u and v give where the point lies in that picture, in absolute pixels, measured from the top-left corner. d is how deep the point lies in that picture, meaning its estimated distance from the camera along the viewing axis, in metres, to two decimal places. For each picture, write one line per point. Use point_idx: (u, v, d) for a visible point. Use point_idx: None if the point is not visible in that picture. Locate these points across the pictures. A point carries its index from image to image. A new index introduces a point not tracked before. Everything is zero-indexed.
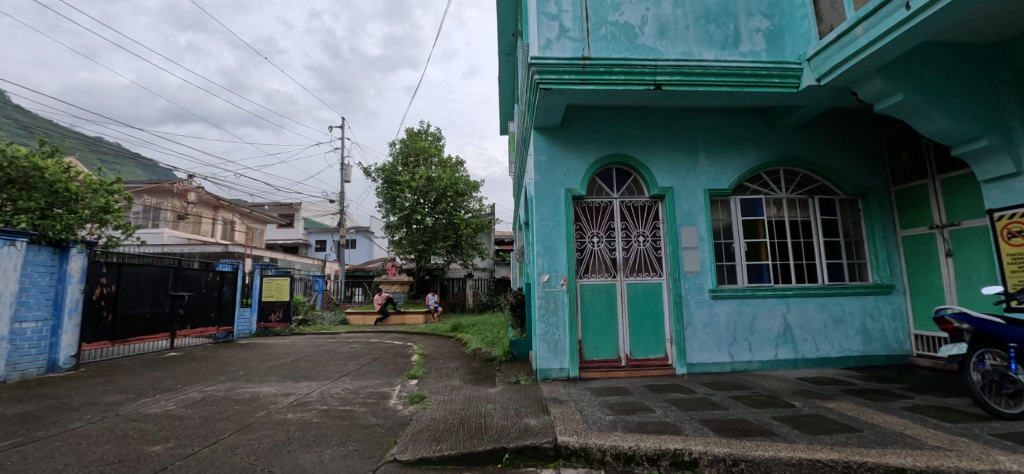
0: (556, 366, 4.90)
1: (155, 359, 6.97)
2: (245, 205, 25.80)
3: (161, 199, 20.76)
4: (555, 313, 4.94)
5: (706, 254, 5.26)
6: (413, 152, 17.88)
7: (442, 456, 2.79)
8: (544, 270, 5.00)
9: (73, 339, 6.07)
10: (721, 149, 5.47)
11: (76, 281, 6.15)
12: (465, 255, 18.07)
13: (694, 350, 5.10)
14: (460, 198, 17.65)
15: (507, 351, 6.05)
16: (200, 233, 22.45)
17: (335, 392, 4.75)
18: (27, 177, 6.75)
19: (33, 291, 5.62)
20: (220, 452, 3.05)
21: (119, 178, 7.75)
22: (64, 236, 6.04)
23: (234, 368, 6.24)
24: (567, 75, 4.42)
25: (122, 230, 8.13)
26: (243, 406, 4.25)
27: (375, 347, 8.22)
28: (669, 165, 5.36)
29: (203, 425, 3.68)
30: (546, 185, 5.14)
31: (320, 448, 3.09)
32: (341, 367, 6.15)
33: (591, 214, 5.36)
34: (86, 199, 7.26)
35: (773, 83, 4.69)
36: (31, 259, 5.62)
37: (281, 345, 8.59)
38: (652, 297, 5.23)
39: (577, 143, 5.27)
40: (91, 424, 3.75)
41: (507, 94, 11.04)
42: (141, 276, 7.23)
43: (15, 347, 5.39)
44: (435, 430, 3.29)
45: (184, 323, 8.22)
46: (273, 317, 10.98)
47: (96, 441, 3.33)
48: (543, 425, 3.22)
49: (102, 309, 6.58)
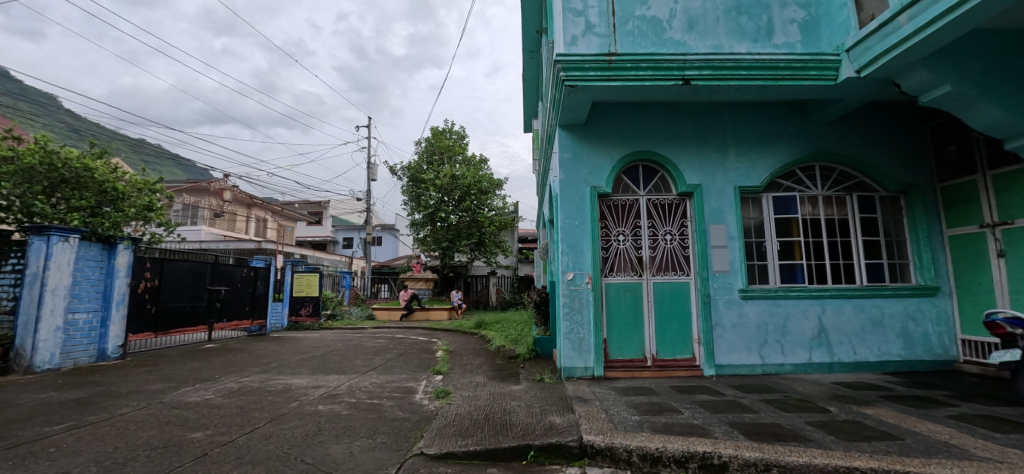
0: (580, 364, 4.86)
1: (193, 350, 7.32)
2: (276, 203, 26.70)
3: (199, 198, 21.74)
4: (580, 311, 4.91)
5: (736, 253, 5.11)
6: (437, 150, 18.10)
7: (467, 451, 2.82)
8: (569, 268, 4.98)
9: (120, 330, 6.43)
10: (752, 145, 5.31)
11: (123, 276, 6.49)
12: (489, 253, 18.18)
13: (723, 351, 4.97)
14: (483, 196, 17.74)
15: (531, 349, 6.06)
16: (235, 230, 23.43)
17: (363, 385, 4.86)
18: (79, 177, 7.30)
19: (85, 284, 5.97)
20: (256, 441, 3.19)
21: (161, 177, 8.28)
22: (112, 233, 6.36)
23: (267, 360, 6.48)
24: (593, 72, 4.37)
25: (164, 227, 8.63)
26: (277, 397, 4.41)
27: (400, 342, 8.37)
28: (697, 162, 5.24)
29: (239, 415, 3.84)
30: (570, 182, 5.11)
31: (350, 440, 3.18)
32: (368, 361, 6.29)
33: (617, 212, 5.28)
34: (132, 197, 7.82)
35: (808, 75, 4.50)
36: (82, 254, 5.96)
37: (311, 339, 8.87)
38: (679, 297, 5.13)
39: (602, 140, 5.21)
40: (137, 411, 3.98)
41: (530, 92, 11.07)
42: (180, 270, 7.58)
43: (68, 337, 5.76)
44: (461, 425, 3.33)
45: (220, 316, 8.60)
46: (304, 311, 11.33)
47: (142, 426, 3.52)
48: (568, 424, 3.21)
49: (146, 302, 6.94)
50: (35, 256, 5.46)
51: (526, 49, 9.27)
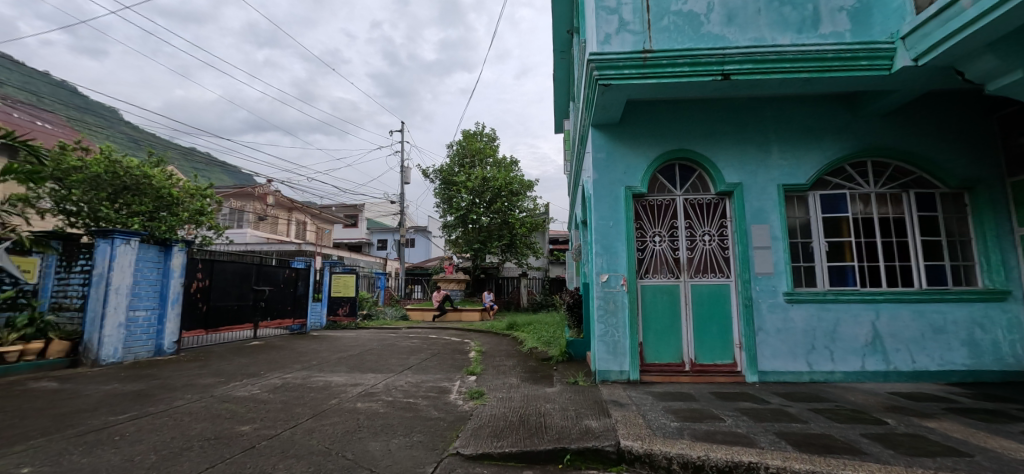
0: (615, 368, 4.77)
1: (240, 347, 7.70)
2: (315, 207, 27.77)
3: (244, 202, 22.93)
4: (614, 314, 4.82)
5: (780, 254, 4.88)
6: (469, 153, 18.28)
7: (502, 452, 2.81)
8: (603, 269, 4.90)
9: (175, 327, 6.84)
10: (797, 141, 5.06)
11: (177, 276, 6.90)
12: (520, 254, 18.27)
13: (766, 357, 4.75)
14: (514, 198, 17.79)
15: (564, 351, 6.00)
16: (277, 233, 24.55)
17: (399, 384, 4.96)
18: (139, 184, 8.19)
19: (144, 283, 6.39)
20: (299, 435, 3.30)
21: (211, 183, 9.10)
22: (168, 236, 6.77)
23: (308, 358, 6.73)
24: (628, 70, 4.29)
25: (214, 231, 9.30)
26: (317, 393, 4.56)
27: (434, 343, 8.49)
28: (738, 160, 5.04)
29: (283, 410, 4.00)
30: (604, 183, 5.04)
31: (387, 437, 3.24)
32: (403, 361, 6.42)
33: (652, 213, 5.16)
34: (185, 202, 8.68)
35: (859, 66, 4.24)
36: (142, 256, 6.38)
37: (349, 338, 9.14)
38: (718, 299, 4.95)
39: (637, 139, 5.10)
40: (191, 403, 4.22)
41: (561, 92, 11.03)
42: (229, 271, 8.00)
43: (129, 332, 6.18)
44: (496, 426, 3.33)
45: (265, 314, 9.03)
46: (341, 311, 11.70)
47: (195, 418, 3.73)
48: (604, 428, 3.15)
49: (198, 301, 7.37)
50: (101, 258, 5.90)
51: (556, 50, 9.23)
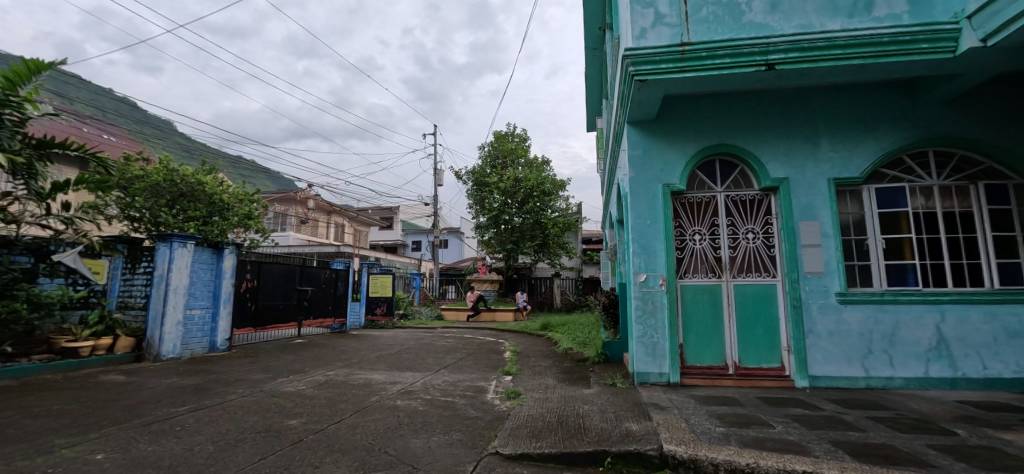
0: (655, 370, 4.65)
1: (286, 344, 8.06)
2: (352, 210, 28.73)
3: (287, 207, 24.03)
4: (653, 315, 4.71)
5: (832, 252, 4.62)
6: (501, 154, 18.37)
7: (542, 453, 2.80)
8: (641, 269, 4.79)
9: (227, 325, 7.24)
10: (849, 131, 4.76)
11: (228, 277, 7.30)
12: (553, 254, 18.21)
13: (818, 361, 4.50)
14: (547, 198, 17.76)
15: (600, 352, 5.92)
16: (317, 235, 25.58)
17: (437, 383, 5.04)
18: (194, 191, 8.87)
19: (199, 284, 6.80)
20: (344, 431, 3.42)
21: (257, 190, 9.85)
22: (220, 239, 7.17)
23: (349, 356, 6.95)
24: (665, 64, 4.18)
25: (260, 233, 10.20)
26: (359, 390, 4.71)
27: (469, 342, 8.58)
28: (784, 154, 4.81)
29: (328, 405, 4.15)
30: (641, 181, 4.93)
31: (427, 435, 3.30)
32: (440, 360, 6.52)
33: (692, 210, 5.00)
34: (235, 208, 9.49)
35: (919, 49, 3.94)
36: (197, 258, 6.79)
37: (387, 337, 9.39)
38: (764, 300, 4.74)
39: (675, 135, 4.96)
40: (243, 397, 4.45)
41: (593, 90, 10.92)
42: (275, 272, 8.39)
43: (187, 330, 6.59)
44: (534, 427, 3.32)
45: (308, 313, 9.42)
46: (378, 311, 12.20)
47: (247, 412, 3.93)
48: (645, 431, 3.07)
49: (247, 300, 7.77)
50: (161, 261, 6.31)
51: (588, 47, 9.13)
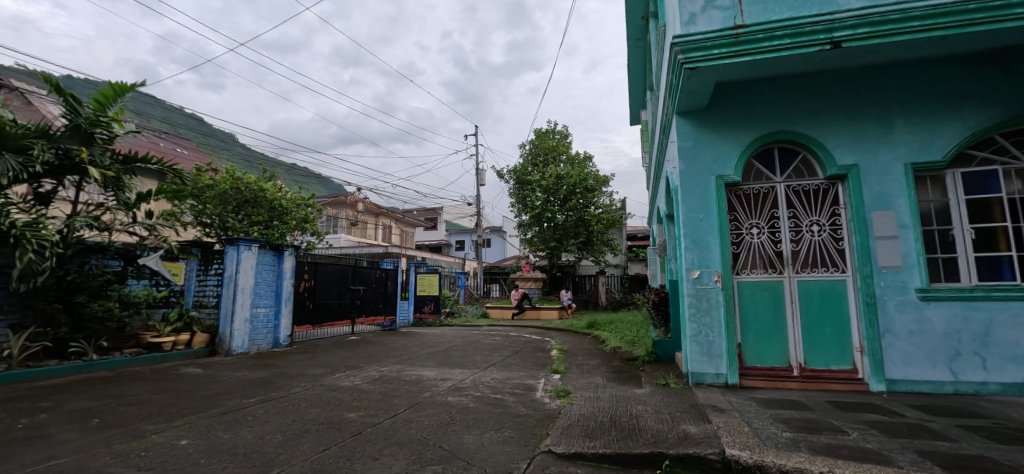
0: (711, 370, 4.46)
1: (341, 341, 8.47)
2: (398, 212, 29.70)
3: (338, 210, 25.24)
4: (708, 313, 4.51)
5: (910, 244, 4.22)
6: (542, 152, 18.30)
7: (596, 453, 2.75)
8: (694, 265, 4.61)
9: (288, 322, 7.70)
10: (928, 111, 4.33)
11: (289, 277, 7.76)
12: (597, 252, 17.96)
13: (895, 363, 4.13)
14: (590, 194, 17.55)
15: (650, 352, 5.76)
16: (366, 237, 26.68)
17: (486, 380, 5.10)
18: (257, 197, 9.60)
19: (263, 284, 7.27)
20: (399, 424, 3.54)
21: (312, 195, 10.49)
22: (280, 242, 7.63)
23: (400, 352, 7.20)
24: (717, 49, 3.98)
25: (315, 236, 10.86)
26: (412, 386, 4.86)
27: (515, 340, 8.62)
28: (852, 139, 4.45)
29: (383, 400, 4.31)
30: (692, 173, 4.74)
31: (480, 431, 3.34)
32: (487, 357, 6.60)
33: (748, 202, 4.74)
34: (293, 212, 10.15)
35: (1015, 14, 3.50)
36: (261, 260, 7.26)
37: (435, 335, 9.63)
38: (832, 297, 4.42)
39: (728, 124, 4.72)
40: (305, 391, 4.71)
41: (636, 81, 10.62)
42: (330, 273, 8.82)
43: (253, 327, 7.08)
44: (587, 426, 3.28)
45: (360, 311, 9.84)
46: (426, 309, 12.60)
47: (310, 405, 4.16)
48: (705, 434, 2.94)
49: (305, 299, 8.23)
50: (231, 262, 6.81)
51: (631, 38, 8.88)
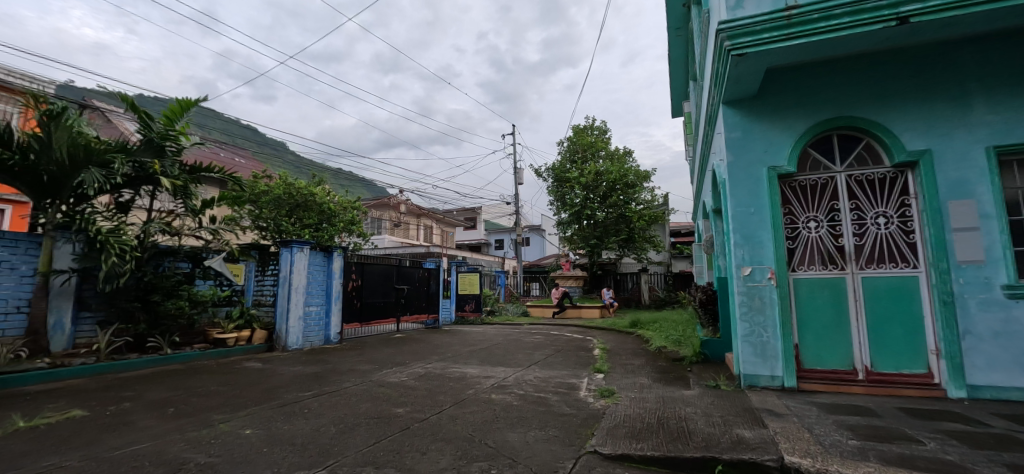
0: (765, 373, 4.24)
1: (387, 338, 8.78)
2: (439, 212, 30.36)
3: (382, 212, 26.13)
4: (761, 312, 4.29)
5: (994, 236, 3.82)
6: (580, 148, 18.07)
7: (644, 456, 2.69)
8: (745, 262, 4.39)
9: (338, 320, 8.07)
10: (1015, 87, 3.89)
11: (338, 277, 8.12)
12: (639, 249, 17.57)
13: (979, 368, 3.74)
14: (630, 190, 17.18)
15: (698, 352, 5.56)
16: (409, 237, 27.45)
17: (529, 379, 5.12)
18: (308, 201, 10.13)
19: (315, 283, 7.65)
20: (445, 421, 3.62)
21: (358, 198, 10.93)
22: (329, 244, 8.00)
23: (443, 350, 7.36)
24: (767, 33, 3.77)
25: (361, 237, 11.32)
26: (456, 383, 4.96)
27: (557, 339, 8.59)
28: (923, 122, 4.08)
29: (429, 396, 4.43)
30: (741, 165, 4.52)
31: (524, 429, 3.36)
32: (529, 356, 6.61)
33: (804, 195, 4.47)
34: (341, 215, 10.63)
35: None
36: (312, 261, 7.64)
37: (477, 333, 9.77)
38: (901, 294, 4.08)
39: (781, 112, 4.46)
40: (356, 386, 4.92)
41: (679, 72, 10.25)
42: (375, 272, 9.16)
43: (307, 324, 7.48)
44: (633, 427, 3.21)
45: (405, 310, 10.15)
46: (468, 308, 12.91)
47: (361, 399, 4.34)
48: (760, 439, 2.81)
49: (353, 298, 8.59)
50: (285, 263, 7.22)
51: (671, 27, 8.58)
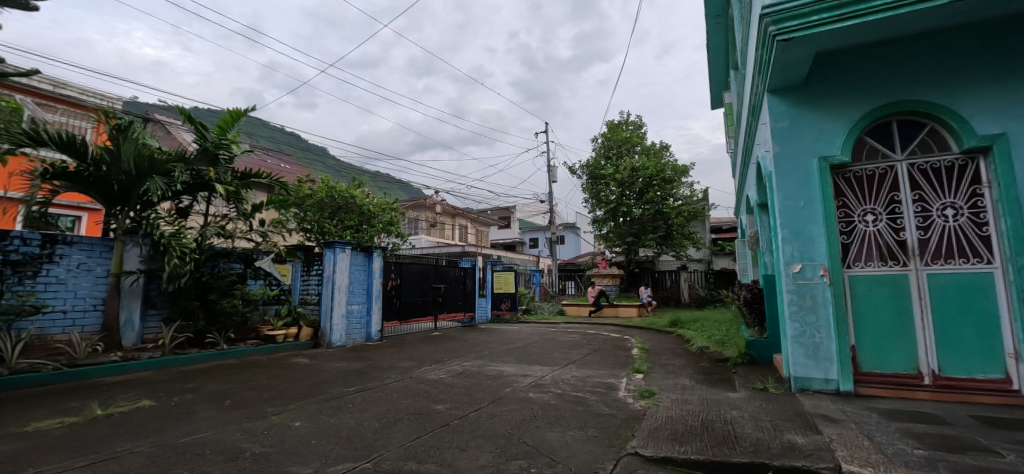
0: (818, 376, 4.01)
1: (426, 336, 8.98)
2: (473, 212, 30.71)
3: (418, 212, 26.73)
4: (813, 311, 4.06)
5: None
6: (615, 144, 17.75)
7: (687, 460, 2.61)
8: (794, 258, 4.17)
9: (378, 318, 8.33)
10: None
11: (378, 277, 8.38)
12: (678, 246, 17.08)
13: None
14: (668, 185, 16.71)
15: (743, 353, 5.34)
16: (444, 237, 27.94)
17: (566, 378, 5.09)
18: (348, 203, 10.55)
19: (356, 283, 7.93)
20: (484, 418, 3.66)
21: (395, 199, 11.26)
22: (369, 244, 8.26)
23: (480, 348, 7.45)
24: (816, 16, 3.56)
25: (399, 237, 11.65)
26: (493, 381, 5.00)
27: (594, 338, 8.50)
28: (997, 104, 3.72)
29: (467, 393, 4.50)
30: (789, 156, 4.29)
31: (563, 429, 3.34)
32: (566, 355, 6.57)
33: (860, 186, 4.19)
34: (379, 216, 10.98)
35: None
36: (354, 261, 7.92)
37: (513, 331, 9.81)
38: (974, 292, 3.74)
39: (832, 99, 4.19)
40: (396, 382, 5.06)
41: (718, 61, 9.86)
42: (413, 272, 9.38)
43: (349, 322, 7.77)
44: (676, 430, 3.13)
45: (442, 308, 10.34)
46: (503, 306, 13.08)
47: (401, 395, 4.46)
48: (814, 446, 2.66)
49: (393, 297, 8.85)
50: (329, 263, 7.53)
51: (710, 15, 8.27)
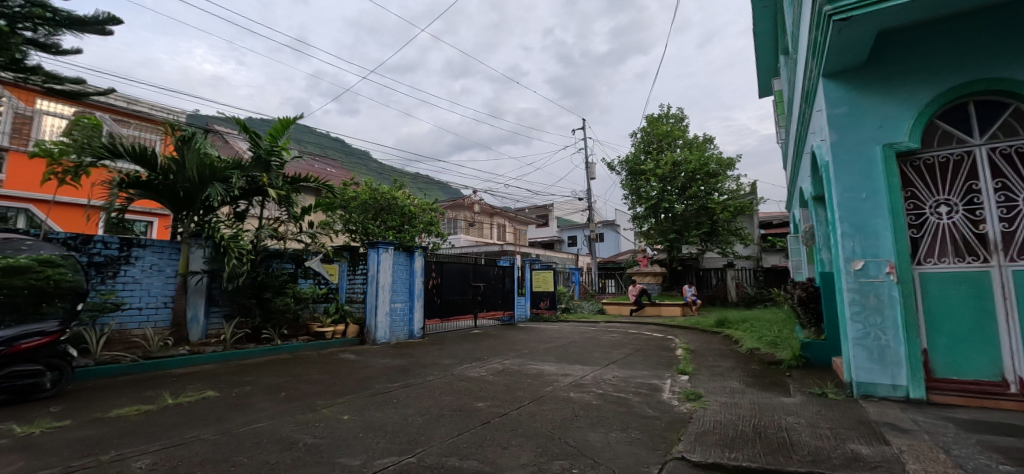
0: (884, 381, 3.71)
1: (466, 334, 9.11)
2: (511, 211, 30.84)
3: (457, 212, 27.17)
4: (878, 311, 3.76)
5: None
6: (655, 138, 17.24)
7: (737, 466, 2.49)
8: (856, 254, 3.88)
9: (420, 316, 8.54)
10: None
11: (419, 275, 8.59)
12: (724, 242, 16.37)
13: None
14: (712, 179, 16.05)
15: (798, 355, 5.02)
16: (483, 237, 28.24)
17: (608, 378, 5.00)
18: (391, 204, 10.87)
19: (399, 281, 8.17)
20: (524, 417, 3.66)
21: (434, 200, 11.50)
22: (410, 244, 8.48)
23: (520, 346, 7.46)
24: None
25: (438, 237, 11.89)
26: (534, 380, 5.00)
27: (636, 338, 8.29)
28: None
29: (507, 391, 4.52)
30: (848, 145, 4.00)
31: (605, 430, 3.29)
32: (607, 354, 6.45)
33: (931, 175, 3.83)
34: (420, 216, 11.26)
35: None
36: (397, 260, 8.17)
37: (552, 330, 9.77)
38: None
39: (898, 81, 3.86)
40: (438, 379, 5.17)
41: (766, 46, 9.33)
42: (453, 271, 9.54)
43: (393, 320, 8.01)
44: (725, 435, 2.99)
45: (482, 307, 10.45)
46: (543, 304, 12.86)
47: (443, 392, 4.55)
48: (881, 457, 2.46)
49: (434, 296, 9.05)
50: (373, 263, 7.80)
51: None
